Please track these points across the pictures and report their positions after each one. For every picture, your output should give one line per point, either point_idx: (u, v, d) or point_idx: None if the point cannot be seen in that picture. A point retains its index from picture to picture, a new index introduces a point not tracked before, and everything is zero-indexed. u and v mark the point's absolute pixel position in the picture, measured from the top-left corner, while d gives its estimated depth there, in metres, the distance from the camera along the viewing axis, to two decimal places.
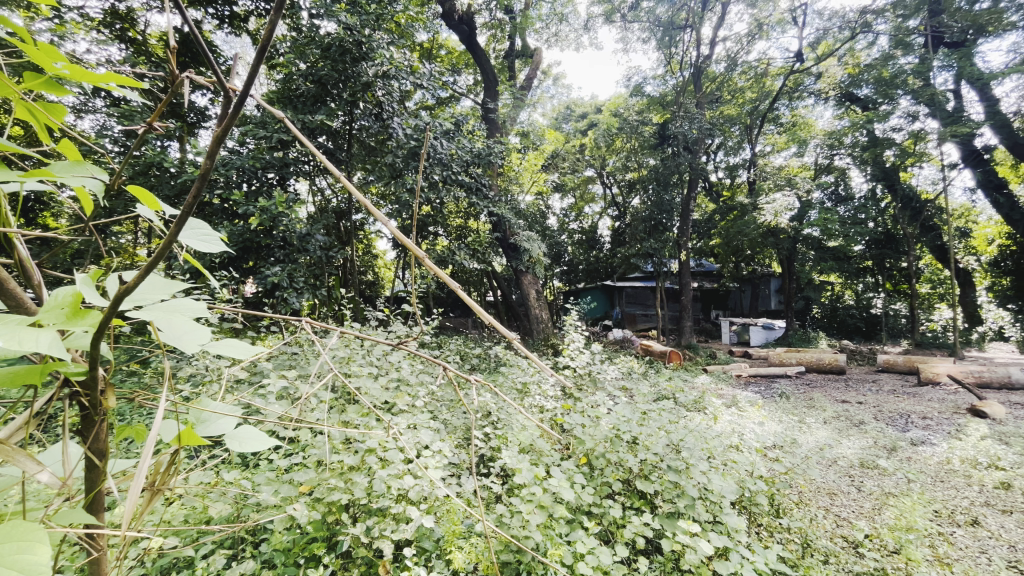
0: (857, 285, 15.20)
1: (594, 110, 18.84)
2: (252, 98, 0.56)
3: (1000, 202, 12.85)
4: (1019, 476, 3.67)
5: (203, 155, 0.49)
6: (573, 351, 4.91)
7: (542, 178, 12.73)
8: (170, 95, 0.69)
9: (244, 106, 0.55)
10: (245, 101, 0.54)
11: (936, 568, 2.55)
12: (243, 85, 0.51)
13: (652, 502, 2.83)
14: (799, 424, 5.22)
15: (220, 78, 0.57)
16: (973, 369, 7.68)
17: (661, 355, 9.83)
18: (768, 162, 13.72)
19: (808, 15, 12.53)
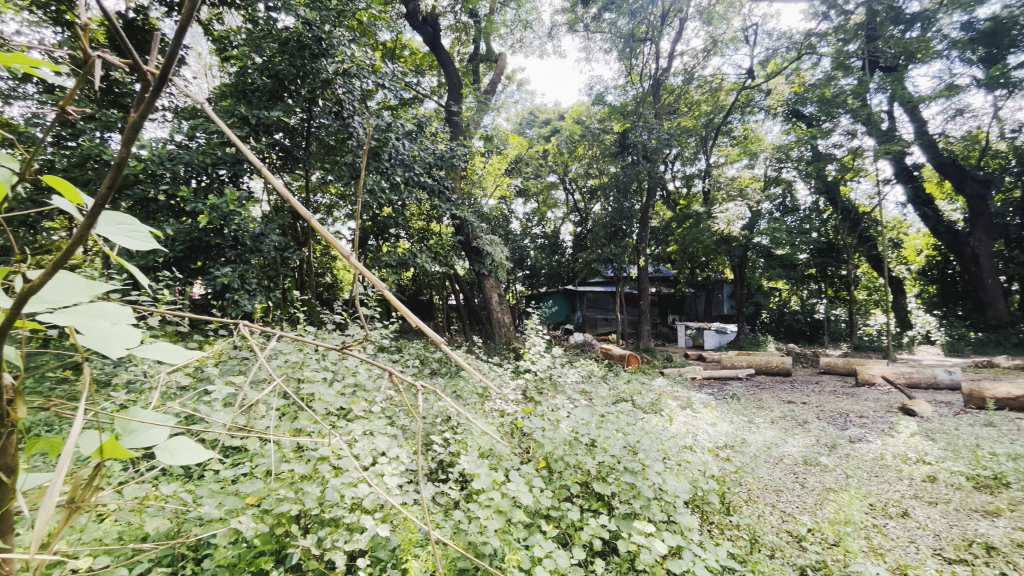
0: (802, 291, 16.04)
1: (557, 116, 19.10)
2: (168, 85, 0.52)
3: (928, 216, 13.92)
4: (944, 470, 3.96)
5: (118, 143, 0.46)
6: (534, 356, 4.92)
7: (505, 183, 12.77)
8: (85, 78, 0.64)
9: (166, 88, 0.51)
10: (166, 85, 0.50)
11: (871, 558, 2.71)
12: (165, 68, 0.48)
13: (609, 504, 2.87)
14: (749, 424, 5.44)
15: (137, 63, 0.53)
16: (904, 371, 8.23)
17: (621, 358, 10.06)
18: (722, 174, 14.59)
19: (758, 35, 13.19)
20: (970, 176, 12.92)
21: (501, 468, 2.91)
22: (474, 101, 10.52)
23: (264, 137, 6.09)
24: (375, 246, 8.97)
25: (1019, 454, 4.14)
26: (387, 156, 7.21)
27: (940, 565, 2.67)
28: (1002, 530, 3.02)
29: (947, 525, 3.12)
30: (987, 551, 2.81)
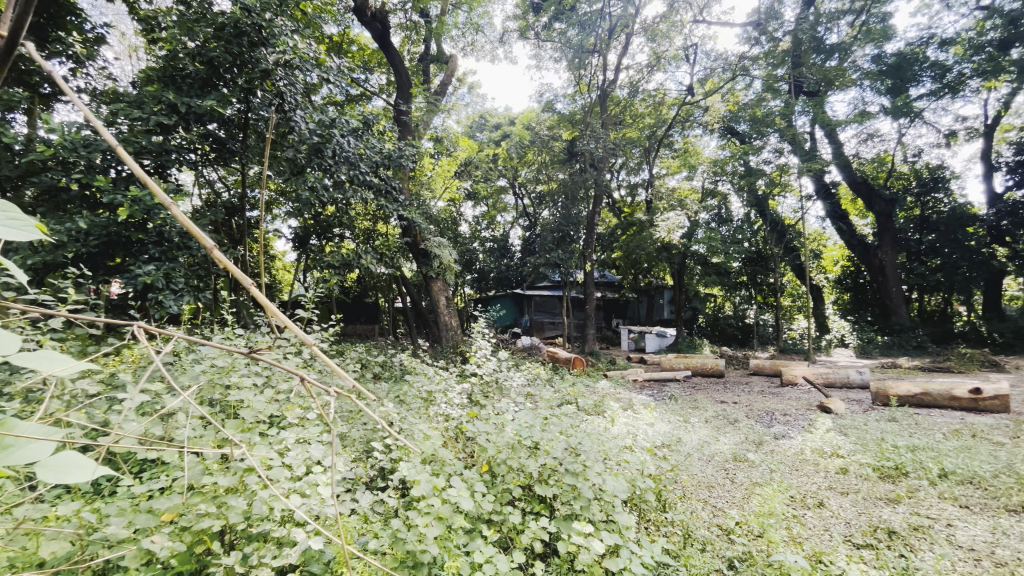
0: (735, 297, 17.01)
1: (508, 121, 19.24)
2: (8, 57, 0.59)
3: (843, 230, 15.22)
4: (854, 462, 4.32)
5: None
6: (479, 359, 4.85)
7: (455, 185, 12.67)
8: None
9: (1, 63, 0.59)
10: (15, 51, 0.70)
11: (791, 547, 2.89)
12: (14, 38, 0.68)
13: (551, 506, 2.90)
14: (684, 424, 5.69)
15: None
16: (822, 372, 8.93)
17: (566, 361, 10.25)
18: (663, 185, 15.31)
19: (698, 54, 13.94)
20: (878, 195, 14.35)
21: (444, 474, 2.87)
22: (424, 101, 10.38)
23: (196, 127, 5.71)
24: (317, 246, 8.62)
25: (916, 446, 4.59)
26: (331, 153, 6.95)
27: (850, 550, 2.90)
28: (901, 515, 3.33)
29: (857, 513, 3.40)
30: (889, 535, 3.08)
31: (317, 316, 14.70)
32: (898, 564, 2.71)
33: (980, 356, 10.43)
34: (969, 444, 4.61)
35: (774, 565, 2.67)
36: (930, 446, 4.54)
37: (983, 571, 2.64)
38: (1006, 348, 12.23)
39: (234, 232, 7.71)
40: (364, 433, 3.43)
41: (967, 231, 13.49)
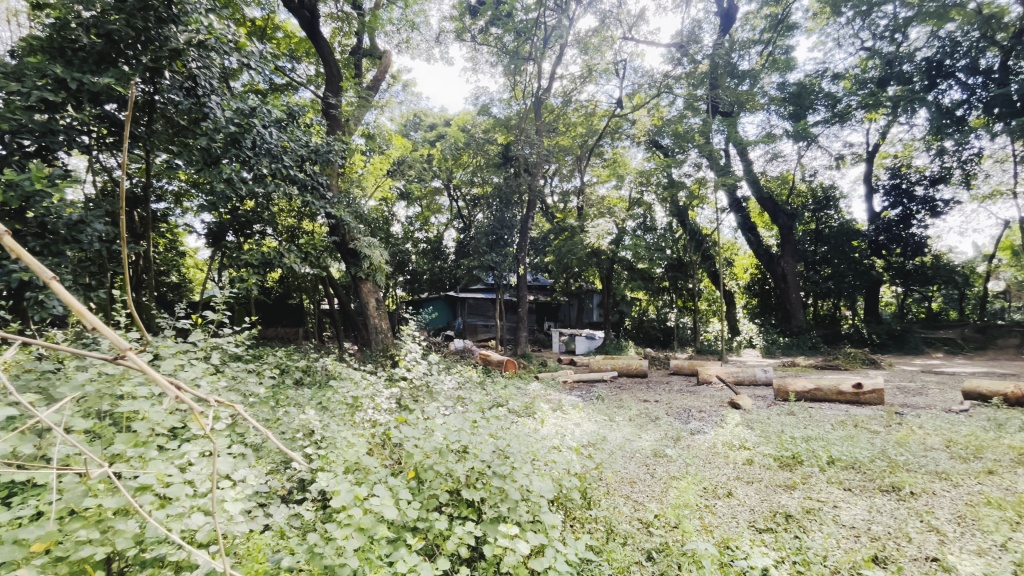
0: (658, 302, 17.96)
1: (444, 122, 19.13)
2: None
3: (752, 240, 16.58)
4: (758, 454, 4.70)
5: None
6: (409, 363, 4.68)
7: (387, 185, 12.34)
8: None
9: None
10: None
11: (702, 536, 3.07)
12: None
13: (479, 509, 2.88)
14: (609, 422, 5.92)
15: None
16: (733, 371, 9.67)
17: (499, 364, 10.28)
18: (593, 193, 15.91)
19: (627, 70, 14.65)
20: (782, 209, 15.78)
21: (368, 483, 2.76)
22: (355, 95, 10.00)
23: (90, 107, 5.12)
24: (233, 243, 8.02)
25: (810, 437, 5.09)
26: (251, 144, 6.48)
27: (753, 535, 3.14)
28: (796, 500, 3.67)
29: (760, 500, 3.70)
30: (786, 518, 3.38)
31: (232, 317, 13.68)
32: (793, 544, 2.97)
33: (861, 355, 11.79)
34: (852, 433, 5.19)
35: (687, 553, 2.82)
36: (821, 437, 5.05)
37: (860, 545, 2.97)
38: (882, 347, 13.91)
39: (136, 226, 7.00)
40: (281, 443, 3.23)
41: (852, 244, 15.24)
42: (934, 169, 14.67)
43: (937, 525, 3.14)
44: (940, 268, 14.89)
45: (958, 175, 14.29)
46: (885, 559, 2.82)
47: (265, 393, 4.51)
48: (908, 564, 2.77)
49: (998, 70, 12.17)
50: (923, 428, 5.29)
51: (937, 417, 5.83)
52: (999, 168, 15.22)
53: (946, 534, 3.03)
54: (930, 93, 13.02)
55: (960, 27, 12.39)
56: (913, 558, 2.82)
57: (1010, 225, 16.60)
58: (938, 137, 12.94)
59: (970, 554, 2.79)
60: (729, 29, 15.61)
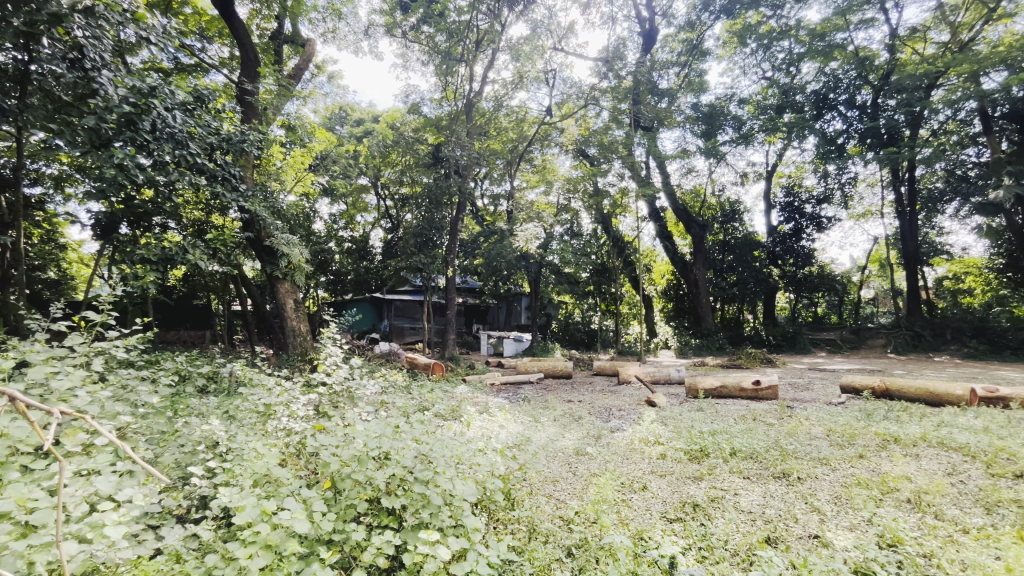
0: (583, 305, 18.54)
1: (371, 118, 18.55)
2: None
3: (669, 248, 17.68)
4: (671, 448, 5.00)
5: None
6: (329, 368, 4.42)
7: (309, 180, 11.69)
8: None
9: None
10: None
11: (619, 529, 3.20)
12: None
13: (399, 517, 2.80)
14: (535, 423, 6.02)
15: None
16: (650, 370, 10.22)
17: (425, 367, 10.04)
18: (523, 198, 16.15)
19: (556, 79, 15.08)
20: (695, 221, 17.02)
21: (280, 495, 2.58)
22: (274, 83, 9.37)
23: None
24: (127, 236, 7.24)
25: (716, 431, 5.50)
26: (149, 127, 5.85)
27: (665, 525, 3.32)
28: (702, 489, 3.95)
29: (671, 492, 3.93)
30: (694, 508, 3.61)
31: (124, 319, 12.26)
32: (699, 532, 3.18)
33: (760, 355, 12.95)
34: (751, 426, 5.69)
35: (604, 547, 2.92)
36: (725, 430, 5.48)
37: (755, 528, 3.25)
38: (777, 348, 15.39)
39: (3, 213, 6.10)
40: (178, 458, 2.92)
41: (753, 255, 16.79)
42: (819, 189, 16.59)
43: (817, 505, 3.52)
44: (824, 277, 16.79)
45: (839, 195, 16.24)
46: (775, 539, 3.11)
47: (160, 403, 4.07)
48: (794, 542, 3.08)
49: (870, 106, 14.01)
50: (809, 419, 5.92)
51: (820, 409, 6.55)
52: (870, 191, 17.68)
53: (825, 513, 3.41)
54: (817, 122, 14.67)
55: (841, 66, 14.11)
56: (799, 537, 3.13)
57: (879, 241, 19.14)
58: (823, 161, 14.62)
59: (843, 529, 3.16)
60: (650, 49, 16.58)
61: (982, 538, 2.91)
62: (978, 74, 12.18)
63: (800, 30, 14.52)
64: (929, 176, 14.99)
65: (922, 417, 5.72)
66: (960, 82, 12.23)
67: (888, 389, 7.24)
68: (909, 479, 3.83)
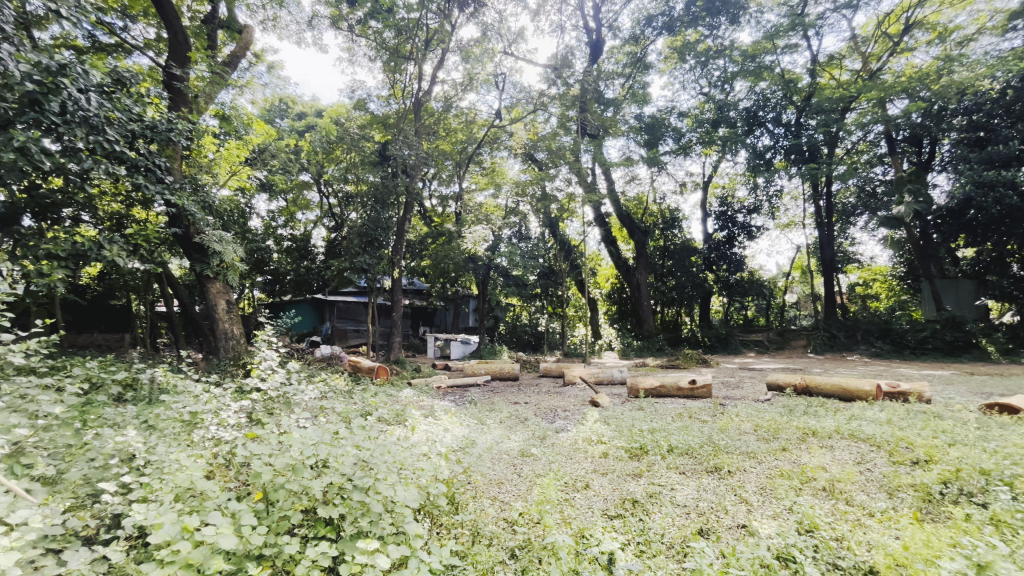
0: (530, 308, 18.70)
1: (315, 112, 17.92)
2: None
3: (613, 252, 18.24)
4: (613, 447, 5.14)
5: None
6: (263, 373, 4.16)
7: (244, 174, 11.05)
8: None
9: None
10: None
11: (562, 528, 3.24)
12: None
13: (337, 527, 2.70)
14: (480, 426, 5.99)
15: None
16: (594, 371, 10.47)
17: (369, 371, 9.75)
18: (471, 200, 16.09)
19: (506, 83, 15.21)
20: (638, 227, 17.66)
21: (205, 509, 2.41)
22: (207, 70, 8.78)
23: None
24: (30, 228, 6.53)
25: (654, 429, 5.73)
26: (58, 109, 5.31)
27: (605, 522, 3.41)
28: (641, 486, 4.08)
29: (612, 489, 4.04)
30: (633, 504, 3.73)
31: (25, 321, 11.04)
32: (637, 527, 3.29)
33: (696, 355, 13.62)
34: (687, 423, 5.96)
35: (547, 547, 2.95)
36: (663, 428, 5.71)
37: (690, 521, 3.40)
38: (712, 348, 16.23)
39: None
40: (87, 473, 2.65)
41: (691, 260, 17.66)
42: (750, 201, 17.76)
43: (746, 496, 3.74)
44: (753, 282, 17.96)
45: (767, 207, 17.49)
46: (707, 531, 3.27)
47: (66, 413, 3.67)
48: (724, 532, 3.25)
49: (794, 124, 15.14)
50: (739, 416, 6.29)
51: (749, 406, 6.97)
52: (794, 203, 19.14)
53: (751, 504, 3.63)
54: (749, 137, 15.70)
55: (769, 87, 15.21)
56: (729, 527, 3.31)
57: (801, 250, 20.72)
58: (753, 174, 15.61)
59: (767, 518, 3.37)
60: (597, 59, 17.05)
61: (885, 520, 3.20)
62: (885, 100, 13.50)
63: (733, 51, 15.51)
64: (843, 191, 16.44)
65: (836, 412, 6.24)
66: (869, 106, 13.51)
67: (807, 386, 7.82)
68: (825, 469, 4.16)
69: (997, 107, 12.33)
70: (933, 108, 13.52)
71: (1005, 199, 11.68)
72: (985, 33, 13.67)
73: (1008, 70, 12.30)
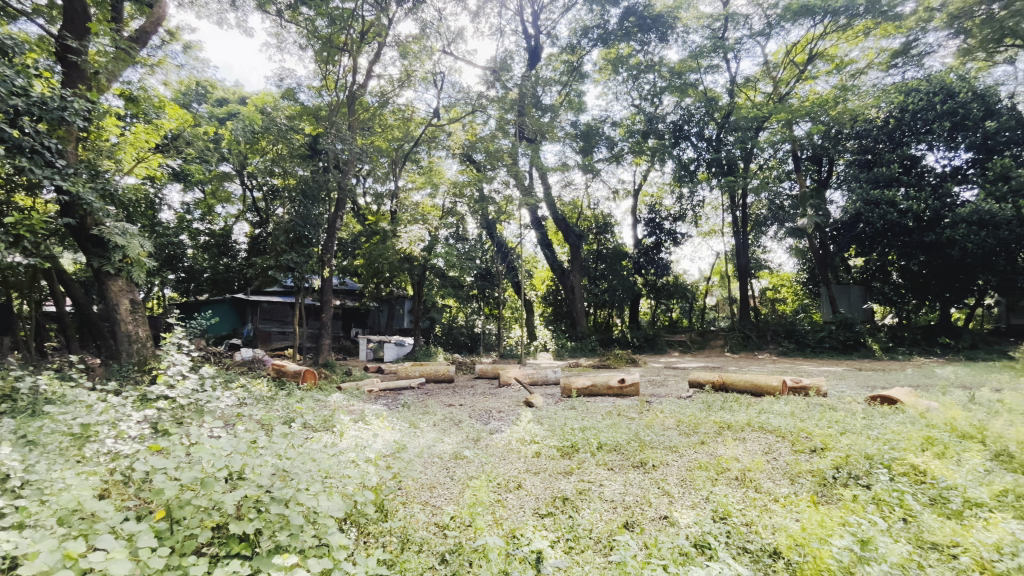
0: (467, 309, 18.60)
1: (237, 99, 16.79)
2: None
3: (549, 255, 18.57)
4: (545, 446, 5.22)
5: None
6: (171, 378, 3.79)
7: (154, 161, 10.07)
8: None
9: None
10: None
11: (493, 530, 3.23)
12: None
13: (252, 544, 2.52)
14: (413, 430, 5.86)
15: None
16: (529, 372, 10.58)
17: (294, 375, 9.24)
18: (407, 199, 15.54)
19: (444, 82, 15.11)
20: (573, 231, 18.16)
21: (94, 533, 2.14)
22: (110, 44, 7.81)
23: None
24: None
25: (586, 427, 5.89)
26: None
27: (536, 521, 3.45)
28: (571, 483, 4.18)
29: (543, 488, 4.09)
30: (563, 501, 3.81)
31: None
32: (567, 524, 3.36)
33: (625, 355, 14.17)
34: (616, 421, 6.17)
35: (478, 549, 2.92)
36: (594, 426, 5.90)
37: (617, 515, 3.52)
38: (639, 349, 16.99)
39: None
40: None
41: (622, 265, 18.45)
42: (676, 209, 18.84)
43: (668, 488, 3.94)
44: (677, 286, 19.05)
45: (691, 215, 18.62)
46: (632, 523, 3.40)
47: None
48: (647, 524, 3.40)
49: (715, 139, 16.21)
50: (663, 412, 6.63)
51: (673, 403, 7.35)
52: (714, 212, 20.54)
53: (672, 495, 3.83)
54: (675, 149, 16.63)
55: (694, 103, 16.20)
56: (652, 519, 3.47)
57: (721, 256, 22.25)
58: (678, 183, 16.56)
59: (687, 508, 3.57)
60: (535, 65, 17.32)
61: (787, 504, 3.50)
62: (792, 122, 14.87)
63: (662, 67, 16.38)
64: (756, 203, 17.91)
65: (749, 406, 6.74)
66: (779, 127, 14.83)
67: (724, 383, 8.39)
68: (738, 459, 4.49)
69: (881, 134, 14.04)
70: (831, 131, 15.04)
71: (887, 215, 13.26)
72: (873, 68, 15.49)
73: (891, 101, 13.98)
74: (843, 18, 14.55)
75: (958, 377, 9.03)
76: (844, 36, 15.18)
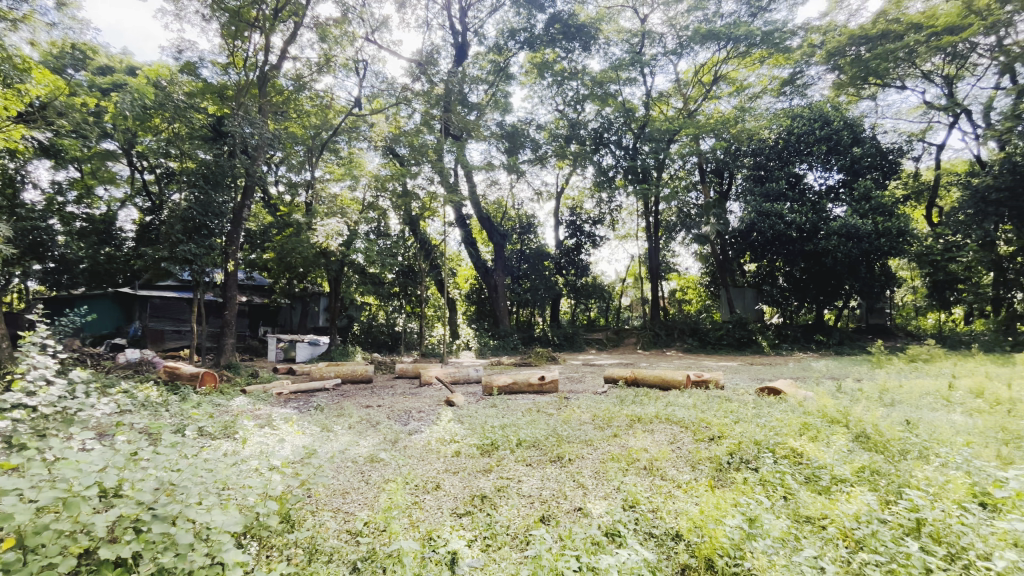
0: (387, 307, 17.98)
1: (124, 68, 14.90)
2: None
3: (472, 253, 18.51)
4: (464, 445, 5.19)
5: None
6: (33, 385, 3.25)
7: (16, 131, 8.63)
8: None
9: None
10: None
11: (408, 533, 3.13)
12: None
13: (131, 568, 2.24)
14: (326, 434, 5.54)
15: None
16: (451, 371, 10.49)
17: (190, 378, 8.37)
18: (325, 190, 14.74)
19: (366, 71, 14.55)
20: (496, 230, 18.30)
21: None
22: None
23: None
24: None
25: (505, 424, 5.94)
26: None
27: (453, 521, 3.40)
28: (490, 481, 4.19)
29: (462, 487, 4.05)
30: (481, 500, 3.80)
31: None
32: (484, 522, 3.36)
33: (546, 354, 14.44)
34: (535, 418, 6.28)
35: (392, 554, 2.83)
36: (513, 424, 5.96)
37: (533, 510, 3.59)
38: (559, 347, 17.46)
39: None
40: None
41: (544, 265, 18.86)
42: (595, 213, 19.63)
43: (583, 481, 4.08)
44: (596, 286, 19.86)
45: (608, 219, 19.50)
46: (547, 517, 3.48)
47: None
48: (563, 517, 3.49)
49: (631, 148, 17.05)
50: (579, 407, 6.88)
51: (589, 398, 7.65)
52: (629, 217, 21.68)
53: (587, 487, 3.97)
54: (596, 155, 17.32)
55: (613, 112, 17.02)
56: (567, 511, 3.57)
57: (635, 259, 23.55)
58: (598, 188, 17.28)
59: (599, 498, 3.72)
60: (461, 62, 17.16)
61: (688, 490, 3.78)
62: (698, 137, 16.12)
63: (585, 75, 16.98)
64: (667, 210, 19.16)
65: (658, 400, 7.19)
66: (687, 140, 16.00)
67: (635, 378, 8.92)
68: (646, 450, 4.76)
69: (772, 153, 15.72)
70: (731, 148, 16.50)
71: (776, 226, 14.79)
72: (767, 93, 17.23)
73: (780, 124, 15.65)
74: (743, 45, 15.96)
75: (829, 369, 10.30)
76: (743, 62, 16.66)
